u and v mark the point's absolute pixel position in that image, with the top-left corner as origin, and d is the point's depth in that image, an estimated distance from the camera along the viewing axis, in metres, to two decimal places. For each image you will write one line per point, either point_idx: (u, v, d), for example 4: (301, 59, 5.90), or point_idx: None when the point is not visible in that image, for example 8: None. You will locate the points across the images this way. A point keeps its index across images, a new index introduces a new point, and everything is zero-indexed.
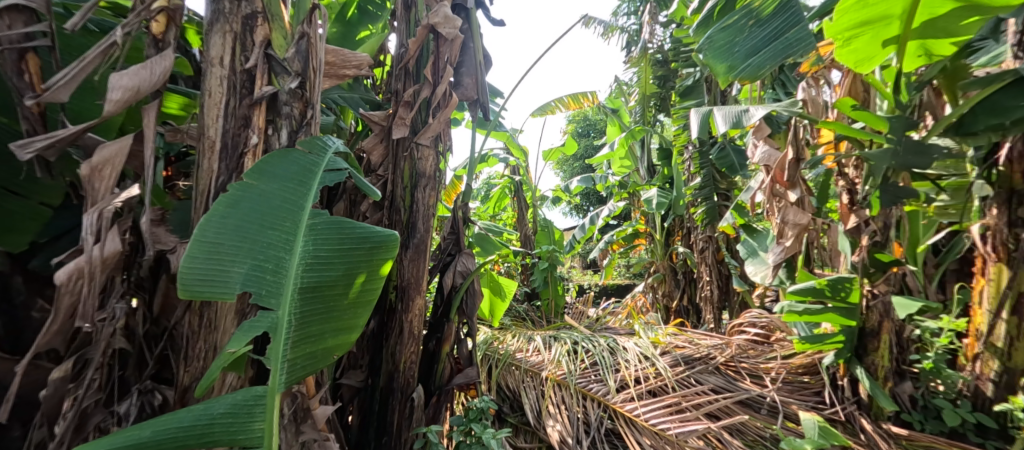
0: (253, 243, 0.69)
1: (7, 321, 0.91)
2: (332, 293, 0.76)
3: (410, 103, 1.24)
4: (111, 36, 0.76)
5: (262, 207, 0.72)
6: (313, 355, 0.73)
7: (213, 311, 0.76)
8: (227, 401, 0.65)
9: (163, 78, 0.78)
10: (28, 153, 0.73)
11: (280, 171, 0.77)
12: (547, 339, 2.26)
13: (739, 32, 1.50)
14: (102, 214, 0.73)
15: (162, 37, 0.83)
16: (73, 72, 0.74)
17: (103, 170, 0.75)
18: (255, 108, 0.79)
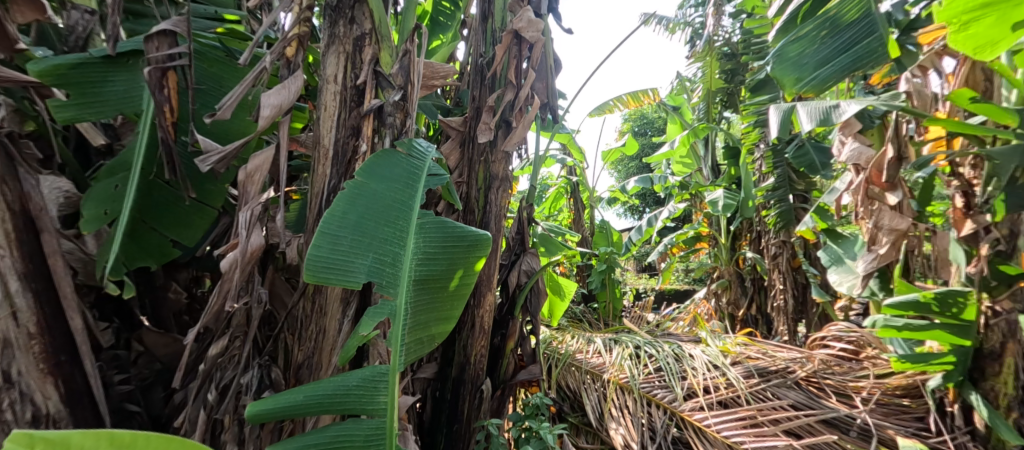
0: (371, 239, 0.76)
1: (151, 301, 1.10)
2: (438, 286, 0.81)
3: (491, 108, 1.25)
4: (262, 62, 0.87)
5: (378, 206, 0.79)
6: (420, 341, 0.78)
7: (323, 297, 0.85)
8: (358, 374, 0.73)
9: (296, 95, 0.88)
10: (206, 166, 0.84)
11: (388, 174, 0.83)
12: (608, 341, 2.23)
13: (810, 43, 1.50)
14: (251, 211, 0.85)
15: (294, 58, 0.92)
16: (239, 93, 0.85)
17: (254, 176, 0.86)
18: (363, 118, 0.87)
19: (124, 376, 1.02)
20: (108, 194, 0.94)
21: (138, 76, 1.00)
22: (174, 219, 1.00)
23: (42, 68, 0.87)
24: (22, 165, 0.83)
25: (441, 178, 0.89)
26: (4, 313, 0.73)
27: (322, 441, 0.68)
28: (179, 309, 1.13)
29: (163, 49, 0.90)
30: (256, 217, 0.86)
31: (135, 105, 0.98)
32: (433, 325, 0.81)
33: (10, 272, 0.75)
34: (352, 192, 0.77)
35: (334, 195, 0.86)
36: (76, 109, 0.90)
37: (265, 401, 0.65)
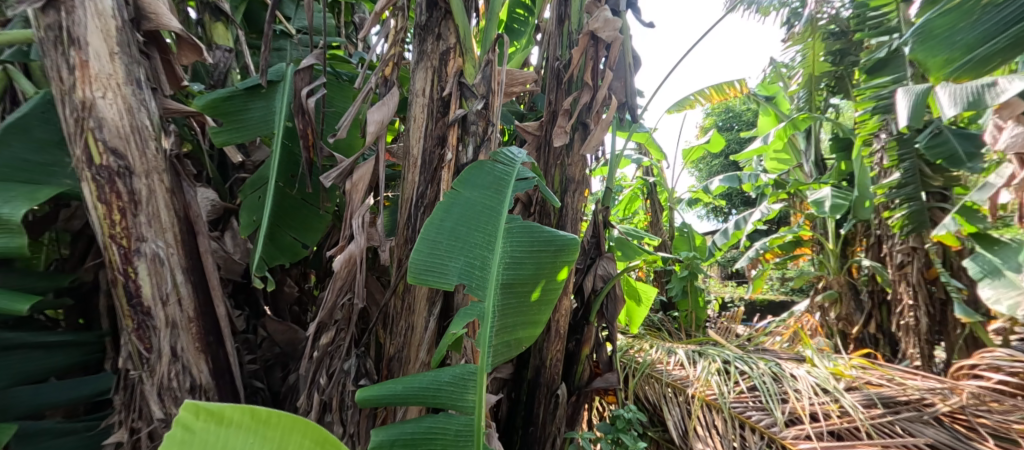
0: (462, 243, 0.80)
1: (274, 291, 1.32)
2: (524, 290, 0.82)
3: (567, 112, 1.24)
4: (366, 82, 0.96)
5: (468, 212, 0.83)
6: (507, 343, 0.79)
7: (412, 295, 0.91)
8: (450, 371, 0.76)
9: (394, 109, 0.95)
10: (328, 180, 0.94)
11: (478, 182, 0.87)
12: (691, 353, 2.08)
13: (967, 13, 1.00)
14: (362, 217, 0.94)
15: (390, 76, 1.00)
16: (353, 111, 0.95)
17: (359, 185, 0.96)
18: (449, 128, 0.92)
19: (254, 356, 1.19)
20: (255, 204, 1.13)
21: (273, 102, 1.15)
22: (305, 222, 1.16)
23: (207, 101, 1.07)
24: (186, 179, 1.02)
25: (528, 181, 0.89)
26: (173, 299, 0.90)
27: (418, 431, 0.73)
28: (293, 299, 1.35)
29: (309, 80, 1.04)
30: (366, 222, 0.95)
31: (269, 127, 1.12)
32: (520, 328, 0.81)
33: (176, 264, 0.92)
34: (446, 202, 0.83)
35: (423, 200, 0.91)
36: (228, 134, 1.09)
37: (369, 388, 0.73)
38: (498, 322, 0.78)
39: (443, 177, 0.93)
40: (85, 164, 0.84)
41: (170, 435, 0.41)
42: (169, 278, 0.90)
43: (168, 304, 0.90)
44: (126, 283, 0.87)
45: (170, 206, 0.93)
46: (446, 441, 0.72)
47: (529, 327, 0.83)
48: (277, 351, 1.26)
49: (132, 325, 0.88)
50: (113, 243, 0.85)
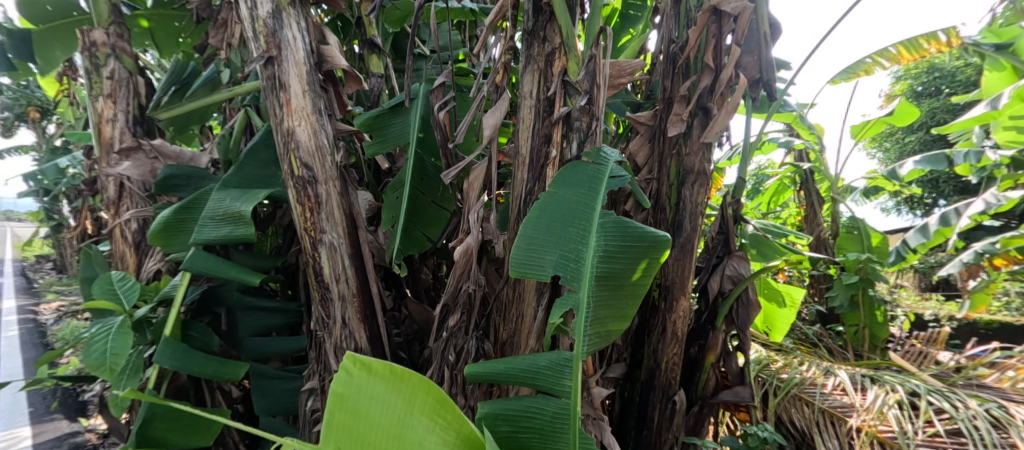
0: (558, 239, 0.83)
1: (415, 279, 1.54)
2: (618, 285, 0.82)
3: (684, 98, 1.16)
4: (480, 92, 1.05)
5: (563, 208, 0.86)
6: (600, 336, 0.79)
7: (522, 286, 0.97)
8: (547, 357, 0.79)
9: (505, 113, 1.02)
10: (447, 178, 1.08)
11: (572, 179, 0.89)
12: (859, 377, 1.68)
13: None
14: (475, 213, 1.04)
15: (501, 82, 1.08)
16: (466, 119, 1.04)
17: (473, 184, 1.05)
18: (554, 126, 0.94)
19: (398, 331, 1.43)
20: (392, 203, 1.30)
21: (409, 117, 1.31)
22: (429, 220, 1.30)
23: (363, 120, 1.29)
24: (351, 185, 1.26)
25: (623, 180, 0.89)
26: (344, 278, 1.14)
27: (518, 408, 0.79)
28: (428, 285, 1.56)
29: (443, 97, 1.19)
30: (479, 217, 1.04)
31: (404, 138, 1.28)
32: (613, 322, 0.81)
33: (344, 251, 1.14)
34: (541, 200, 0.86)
35: (530, 197, 0.97)
36: (377, 146, 1.29)
37: (478, 364, 0.83)
38: (592, 315, 0.79)
39: (549, 174, 0.97)
40: (289, 176, 1.10)
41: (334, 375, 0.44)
42: (342, 261, 1.14)
43: (340, 281, 1.14)
44: (313, 264, 1.14)
45: (341, 207, 1.15)
46: (544, 423, 0.76)
47: (623, 323, 0.82)
48: (415, 329, 1.48)
49: (318, 296, 1.15)
50: (306, 234, 1.12)
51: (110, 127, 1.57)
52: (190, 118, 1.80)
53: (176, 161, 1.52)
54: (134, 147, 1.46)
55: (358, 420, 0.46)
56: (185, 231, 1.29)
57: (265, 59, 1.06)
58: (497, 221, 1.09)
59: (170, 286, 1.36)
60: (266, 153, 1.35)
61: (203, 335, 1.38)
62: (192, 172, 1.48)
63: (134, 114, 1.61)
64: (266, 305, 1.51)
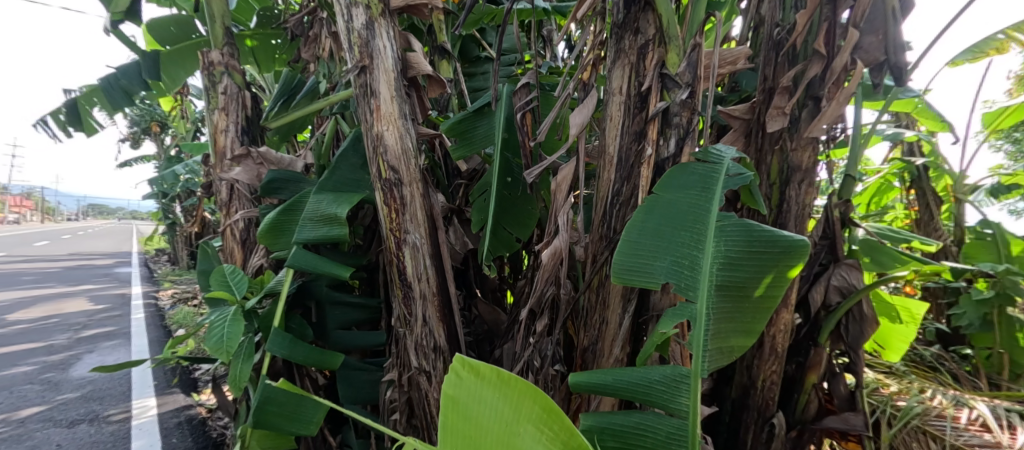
0: (667, 243, 0.77)
1: (483, 279, 1.57)
2: (742, 296, 0.74)
3: (788, 89, 1.03)
4: (566, 91, 1.04)
5: (673, 211, 0.80)
6: (721, 352, 0.72)
7: (607, 290, 0.94)
8: (660, 370, 0.74)
9: (592, 110, 0.99)
10: (530, 176, 1.08)
11: (680, 181, 0.83)
12: (1005, 413, 1.41)
13: None
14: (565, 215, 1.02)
15: (589, 80, 1.08)
16: (550, 118, 1.03)
17: (562, 185, 1.03)
18: (648, 123, 0.90)
19: (468, 329, 1.44)
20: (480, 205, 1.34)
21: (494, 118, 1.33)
22: (519, 220, 1.29)
23: (449, 125, 1.33)
24: (431, 187, 1.30)
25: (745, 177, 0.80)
26: (425, 277, 1.17)
27: (629, 425, 0.76)
28: (494, 286, 1.58)
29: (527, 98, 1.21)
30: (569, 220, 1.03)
31: (490, 140, 1.31)
32: (736, 337, 0.73)
33: (426, 251, 1.18)
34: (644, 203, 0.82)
35: (618, 197, 0.94)
36: (462, 148, 1.32)
37: (585, 373, 0.81)
38: (712, 328, 0.73)
39: (642, 173, 0.92)
40: (377, 179, 1.17)
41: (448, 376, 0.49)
42: (424, 261, 1.17)
43: (422, 281, 1.17)
44: (397, 263, 1.19)
45: (423, 208, 1.19)
46: (658, 441, 0.71)
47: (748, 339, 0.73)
48: (484, 328, 1.49)
49: (400, 294, 1.20)
50: (391, 234, 1.17)
51: (224, 136, 1.77)
52: (293, 127, 1.95)
53: (278, 166, 1.67)
54: (244, 154, 1.62)
55: (467, 423, 0.48)
56: (287, 231, 1.41)
57: (359, 69, 1.13)
58: (584, 223, 1.07)
59: (274, 281, 1.50)
60: (355, 158, 1.44)
61: (299, 326, 1.51)
62: (290, 176, 1.62)
63: (242, 124, 1.79)
64: (349, 300, 1.60)
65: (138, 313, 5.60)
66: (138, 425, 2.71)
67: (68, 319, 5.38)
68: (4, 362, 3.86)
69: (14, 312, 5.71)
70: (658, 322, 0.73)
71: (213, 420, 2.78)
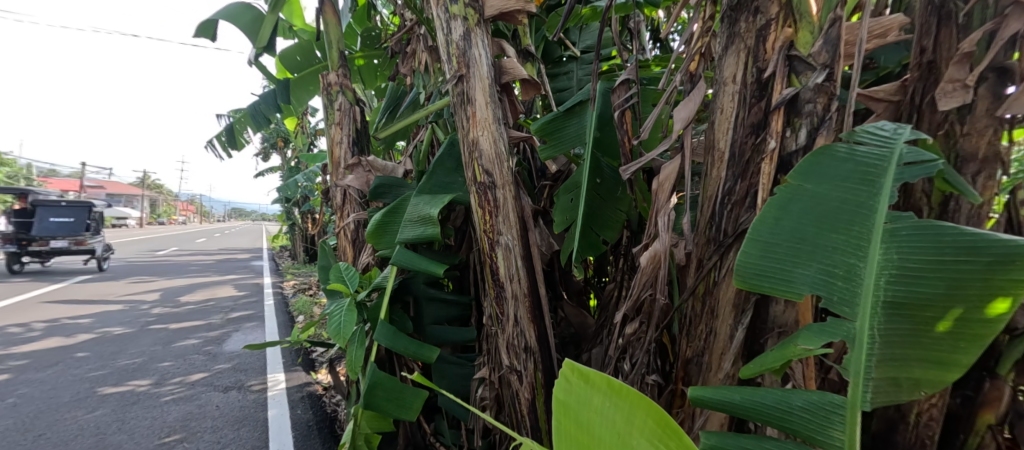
0: (815, 247, 0.67)
1: (569, 283, 1.55)
2: (922, 317, 0.59)
3: (969, 56, 0.76)
4: (671, 83, 1.02)
5: (822, 209, 0.69)
6: (893, 384, 0.59)
7: (715, 298, 0.85)
8: (801, 396, 0.65)
9: (700, 104, 0.93)
10: (626, 174, 1.05)
11: (830, 173, 0.71)
12: None
13: None
14: (668, 217, 0.96)
15: (695, 71, 1.01)
16: (652, 116, 1.00)
17: (664, 185, 0.96)
18: (771, 113, 0.80)
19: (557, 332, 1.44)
20: (566, 206, 1.31)
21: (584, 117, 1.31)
22: (608, 222, 1.27)
23: (539, 125, 1.32)
24: (522, 189, 1.31)
25: (929, 166, 0.63)
26: (517, 278, 1.18)
27: None
28: (581, 289, 1.55)
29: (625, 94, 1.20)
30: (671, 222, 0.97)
31: (580, 140, 1.28)
32: (916, 368, 0.58)
33: (518, 253, 1.18)
34: (783, 199, 0.72)
35: (729, 197, 0.85)
36: (551, 149, 1.30)
37: (700, 391, 0.72)
38: (877, 350, 0.60)
39: (763, 170, 0.82)
40: (472, 182, 1.21)
41: (560, 380, 0.52)
42: (515, 264, 1.18)
43: (514, 282, 1.18)
44: (491, 263, 1.21)
45: (514, 210, 1.19)
46: None
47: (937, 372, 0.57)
48: (572, 332, 1.47)
49: (494, 295, 1.23)
50: (484, 235, 1.20)
51: (338, 148, 1.97)
52: (396, 136, 2.11)
53: (382, 173, 1.82)
54: (356, 163, 1.80)
55: (581, 428, 0.51)
56: (389, 231, 1.52)
57: (456, 78, 1.18)
58: (690, 224, 1.00)
59: (381, 277, 1.64)
60: (450, 162, 1.50)
61: (400, 319, 1.62)
62: (393, 181, 1.76)
63: (353, 136, 1.99)
64: (445, 297, 1.67)
65: (270, 300, 6.53)
66: (271, 396, 3.15)
67: (221, 303, 6.45)
68: (181, 335, 4.78)
69: (185, 295, 7.02)
70: (798, 337, 0.65)
71: (328, 397, 3.12)
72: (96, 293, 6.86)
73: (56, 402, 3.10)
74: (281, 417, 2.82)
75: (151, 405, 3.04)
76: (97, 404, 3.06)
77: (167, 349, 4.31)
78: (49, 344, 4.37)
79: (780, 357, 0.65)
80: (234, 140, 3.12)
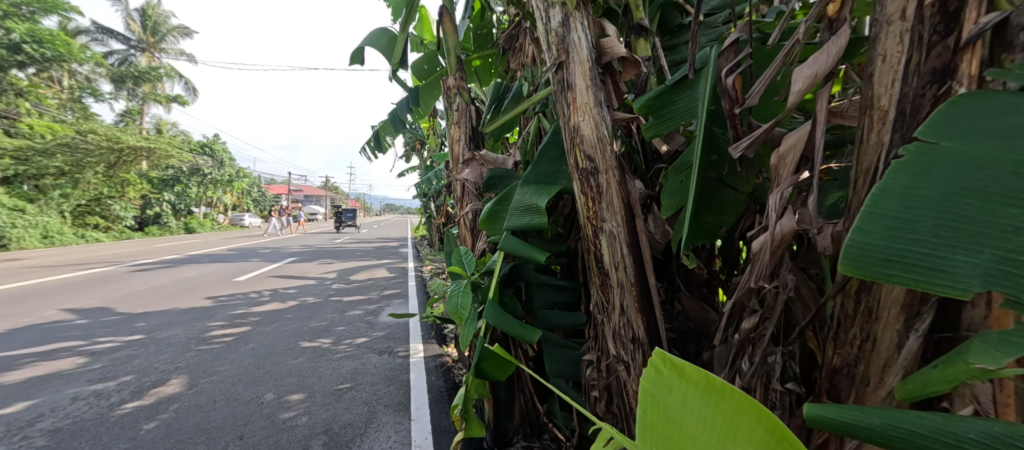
0: (976, 223, 0.51)
1: (684, 274, 1.42)
2: None
3: None
4: (796, 34, 0.85)
5: (983, 175, 0.54)
6: None
7: (875, 298, 0.68)
8: (974, 424, 0.52)
9: (838, 58, 0.78)
10: (737, 151, 0.95)
11: (987, 128, 0.56)
12: None
13: None
14: (782, 195, 0.84)
15: (837, 15, 0.85)
16: (766, 76, 0.90)
17: (788, 157, 0.85)
18: (959, 51, 0.63)
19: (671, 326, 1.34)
20: (676, 188, 1.24)
21: (697, 89, 1.19)
22: (722, 206, 1.20)
23: (642, 103, 1.24)
24: (628, 173, 1.25)
25: None
26: (623, 266, 1.14)
27: None
28: (704, 282, 1.40)
29: (730, 58, 1.09)
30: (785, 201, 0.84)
31: (692, 115, 1.17)
32: None
33: (624, 240, 1.13)
34: (925, 167, 0.57)
35: (895, 169, 0.68)
36: (658, 127, 1.22)
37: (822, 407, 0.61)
38: None
39: None
40: (575, 169, 1.21)
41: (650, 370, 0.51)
42: (621, 250, 1.13)
43: (619, 270, 1.14)
44: (596, 251, 1.20)
45: (621, 194, 1.15)
46: None
47: None
48: (691, 326, 1.35)
49: (598, 281, 1.22)
50: (590, 223, 1.19)
51: (458, 145, 2.13)
52: (504, 128, 2.18)
53: (494, 166, 1.91)
54: (471, 158, 1.93)
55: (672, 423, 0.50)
56: (499, 219, 1.59)
57: (558, 66, 1.19)
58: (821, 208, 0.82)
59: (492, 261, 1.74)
60: (554, 151, 1.51)
61: (510, 302, 1.72)
62: (503, 173, 1.84)
63: (469, 133, 2.12)
64: (555, 283, 1.71)
65: (412, 281, 7.38)
66: (413, 363, 3.58)
67: (377, 282, 7.54)
68: (349, 306, 5.74)
69: (351, 274, 8.37)
70: (968, 353, 0.53)
71: (457, 368, 3.42)
72: (298, 270, 8.68)
73: (276, 348, 4.01)
74: (420, 381, 3.20)
75: (333, 358, 3.73)
76: (300, 353, 3.87)
77: (343, 316, 5.21)
78: (271, 306, 5.67)
79: (943, 379, 0.55)
80: (377, 142, 3.60)
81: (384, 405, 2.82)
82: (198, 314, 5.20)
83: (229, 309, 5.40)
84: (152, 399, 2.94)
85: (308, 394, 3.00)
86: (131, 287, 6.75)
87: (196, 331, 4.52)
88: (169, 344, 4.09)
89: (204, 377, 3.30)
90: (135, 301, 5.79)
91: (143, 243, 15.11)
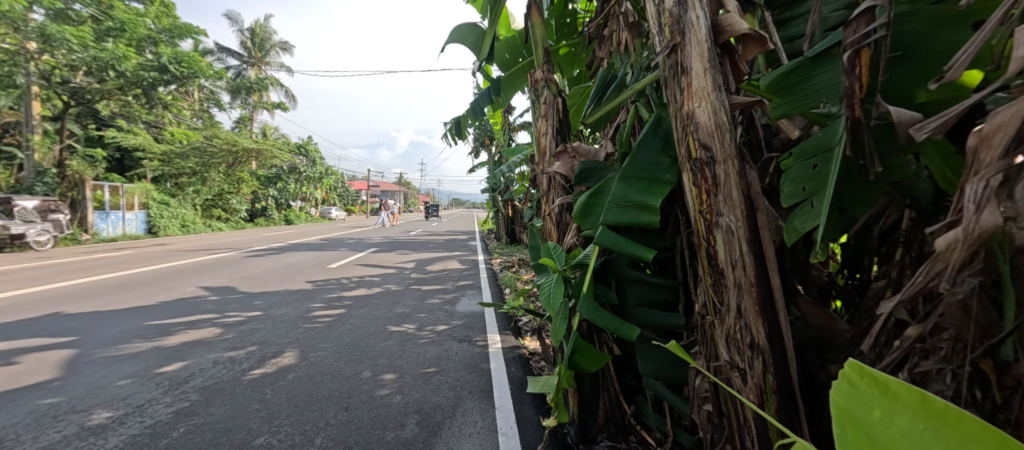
0: None
1: (802, 275, 1.26)
2: None
3: None
4: None
5: None
6: None
7: None
8: None
9: None
10: (922, 133, 0.84)
11: None
12: None
13: None
14: (986, 183, 0.72)
15: None
16: (972, 44, 0.77)
17: (994, 138, 0.73)
18: None
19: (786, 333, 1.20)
20: (808, 174, 1.09)
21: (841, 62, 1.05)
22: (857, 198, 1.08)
23: (773, 78, 1.10)
24: (748, 162, 1.13)
25: None
26: (741, 265, 1.04)
27: None
28: (823, 285, 1.24)
29: (862, 28, 0.91)
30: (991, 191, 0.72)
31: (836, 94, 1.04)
32: None
33: (743, 236, 1.04)
34: None
35: None
36: (788, 107, 1.09)
37: None
38: None
39: None
40: (686, 160, 1.13)
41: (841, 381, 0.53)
42: (738, 247, 1.04)
43: (737, 269, 1.04)
44: (707, 248, 1.11)
45: (740, 186, 1.06)
46: None
47: None
48: (813, 335, 1.17)
49: (710, 280, 1.13)
50: (702, 217, 1.10)
51: (545, 138, 2.10)
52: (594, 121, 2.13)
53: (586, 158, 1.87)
54: (562, 151, 1.92)
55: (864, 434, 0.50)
56: (594, 212, 1.54)
57: (670, 48, 1.11)
58: None
59: (585, 254, 1.69)
60: (656, 141, 1.43)
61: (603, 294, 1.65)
62: (596, 166, 1.79)
63: (556, 126, 2.09)
64: (650, 280, 1.63)
65: (486, 273, 7.61)
66: (492, 352, 3.69)
67: (454, 272, 7.89)
68: (430, 295, 6.07)
69: (429, 265, 8.84)
70: None
71: (535, 361, 3.47)
72: (382, 260, 9.36)
73: (368, 331, 4.37)
74: (501, 370, 3.29)
75: (418, 343, 3.97)
76: (389, 336, 4.17)
77: (424, 304, 5.53)
78: (362, 291, 6.18)
79: None
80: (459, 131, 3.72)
81: (468, 391, 2.93)
82: (303, 296, 5.83)
83: (327, 293, 5.99)
84: (273, 368, 3.36)
85: (399, 375, 3.23)
86: (248, 270, 7.76)
87: (301, 311, 5.07)
88: (281, 321, 4.65)
89: (312, 353, 3.70)
90: (252, 282, 6.65)
91: (257, 232, 17.36)
